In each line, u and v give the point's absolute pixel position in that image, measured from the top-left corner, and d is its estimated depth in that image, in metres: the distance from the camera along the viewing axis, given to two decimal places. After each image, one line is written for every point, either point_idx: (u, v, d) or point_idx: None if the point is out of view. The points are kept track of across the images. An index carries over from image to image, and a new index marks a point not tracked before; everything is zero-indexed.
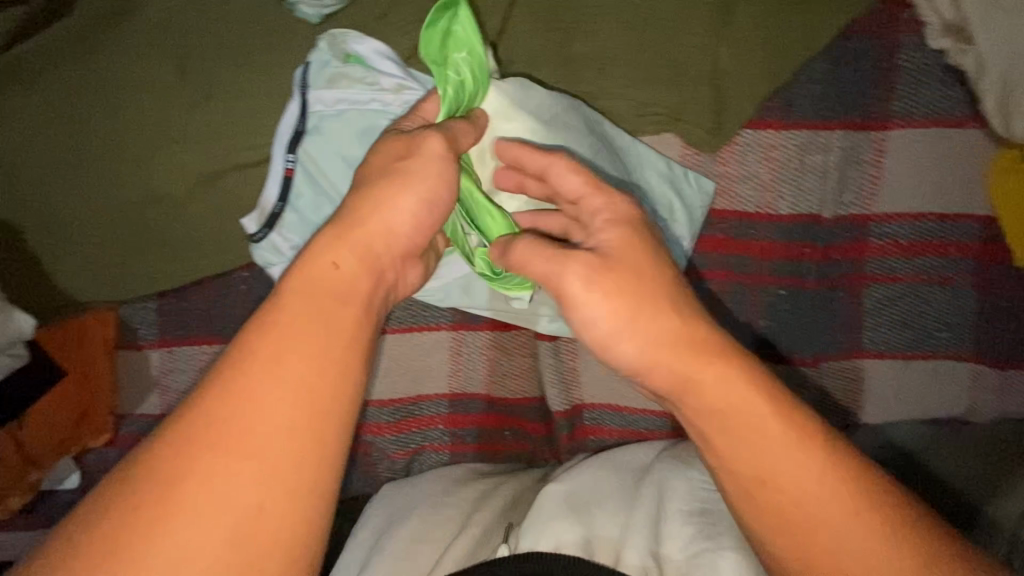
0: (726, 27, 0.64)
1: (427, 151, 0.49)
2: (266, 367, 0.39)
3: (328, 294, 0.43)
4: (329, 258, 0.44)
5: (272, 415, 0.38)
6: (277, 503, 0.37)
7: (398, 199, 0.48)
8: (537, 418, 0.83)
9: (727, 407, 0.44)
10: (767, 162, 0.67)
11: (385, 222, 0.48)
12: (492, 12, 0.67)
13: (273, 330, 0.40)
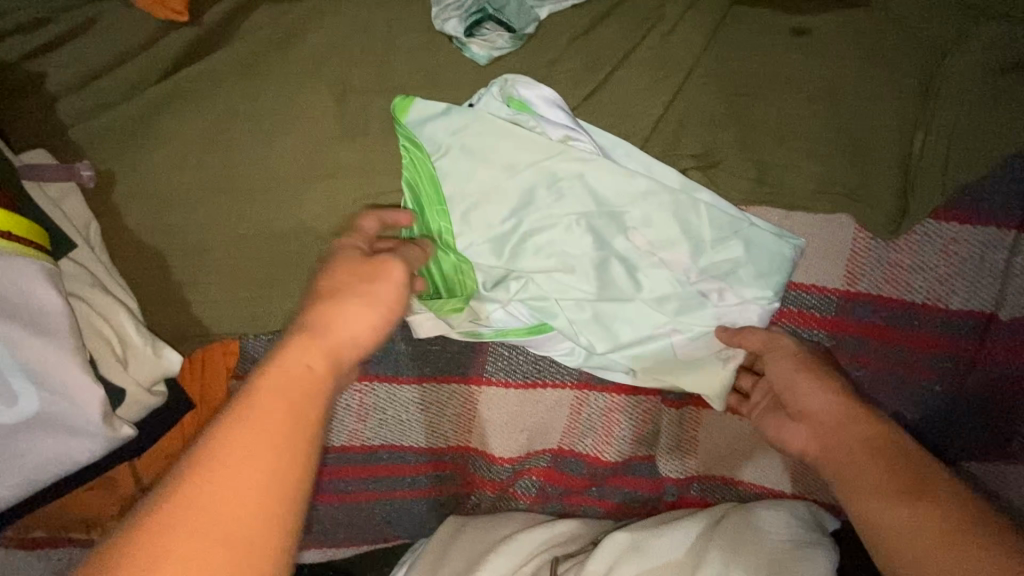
0: (922, 113, 0.61)
1: (390, 277, 0.48)
2: (248, 444, 0.35)
3: (303, 386, 0.39)
4: (303, 359, 0.40)
5: (224, 524, 0.33)
6: None
7: (357, 311, 0.45)
8: (646, 479, 0.77)
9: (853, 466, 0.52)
10: (945, 255, 0.63)
11: (351, 332, 0.44)
12: (673, 73, 0.64)
13: (249, 408, 0.37)
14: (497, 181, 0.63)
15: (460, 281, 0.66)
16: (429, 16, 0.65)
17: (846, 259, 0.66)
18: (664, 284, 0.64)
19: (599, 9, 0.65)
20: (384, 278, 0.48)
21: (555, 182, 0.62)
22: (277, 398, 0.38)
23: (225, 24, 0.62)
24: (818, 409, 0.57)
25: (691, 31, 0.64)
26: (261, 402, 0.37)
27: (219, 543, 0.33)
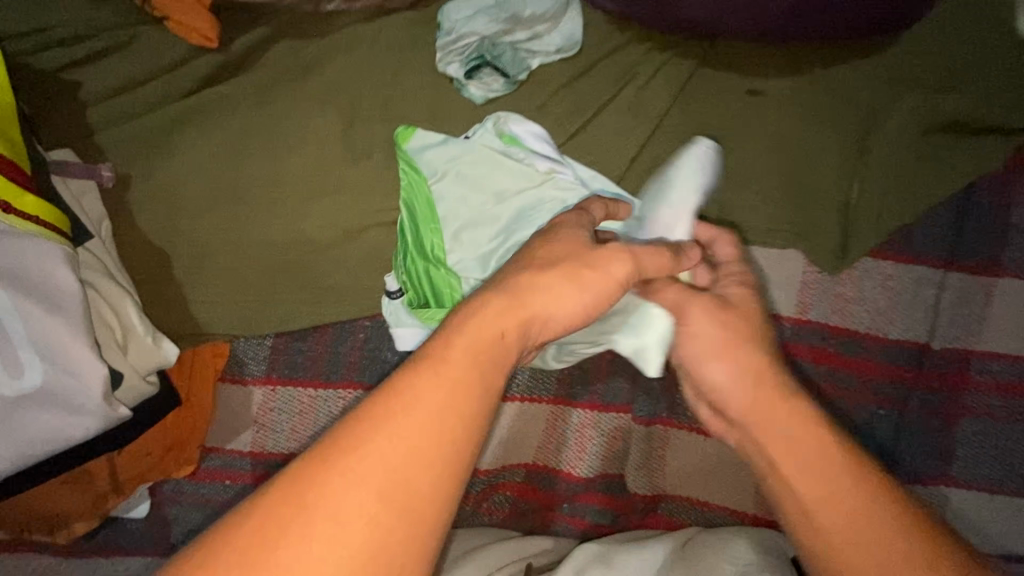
0: (861, 164, 0.70)
1: (610, 270, 0.41)
2: (428, 400, 0.31)
3: (492, 347, 0.34)
4: (497, 322, 0.35)
5: (397, 481, 0.30)
6: (412, 551, 0.29)
7: (565, 289, 0.39)
8: (613, 497, 0.80)
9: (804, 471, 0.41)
10: (883, 289, 0.71)
11: (550, 305, 0.38)
12: (645, 121, 0.73)
13: (441, 361, 0.33)
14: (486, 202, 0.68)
15: (446, 294, 0.67)
16: (433, 59, 0.72)
17: (798, 290, 0.73)
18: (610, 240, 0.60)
19: (584, 63, 0.74)
20: (604, 268, 0.41)
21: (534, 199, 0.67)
22: (469, 359, 0.33)
23: (249, 54, 0.69)
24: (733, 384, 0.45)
25: (661, 87, 0.73)
26: (449, 360, 0.33)
27: (385, 501, 0.29)
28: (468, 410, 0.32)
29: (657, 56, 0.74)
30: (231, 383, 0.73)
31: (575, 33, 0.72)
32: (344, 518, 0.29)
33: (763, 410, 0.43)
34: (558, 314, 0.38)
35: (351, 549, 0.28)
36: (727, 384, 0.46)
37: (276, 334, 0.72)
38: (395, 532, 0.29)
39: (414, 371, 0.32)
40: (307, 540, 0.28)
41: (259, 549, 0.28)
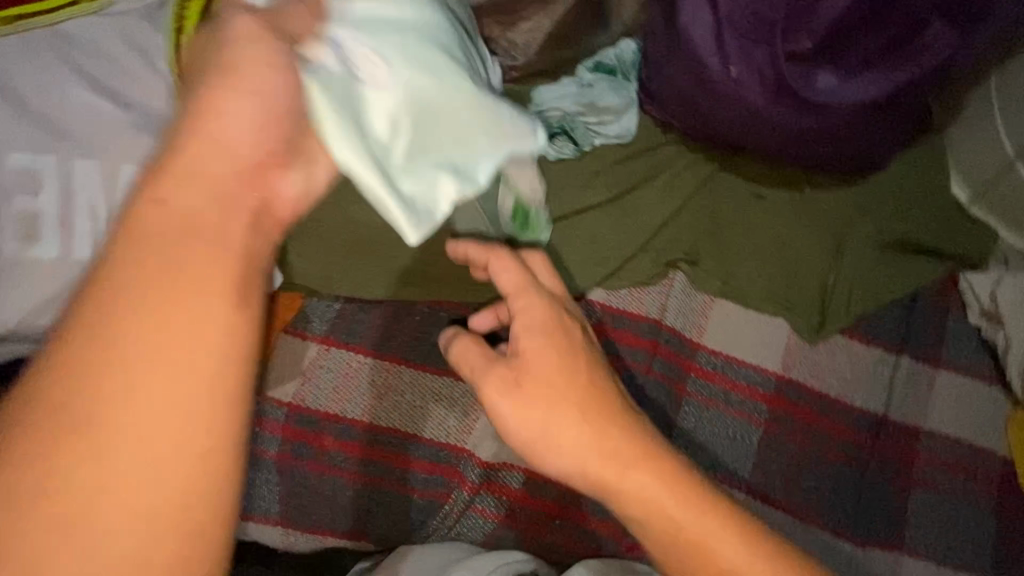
0: (838, 261, 0.89)
1: (241, 55, 0.40)
2: (135, 307, 0.34)
3: (190, 237, 0.36)
4: (157, 194, 0.36)
5: (141, 385, 0.33)
6: (186, 424, 0.34)
7: (217, 131, 0.38)
8: (603, 516, 0.86)
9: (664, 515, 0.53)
10: (851, 363, 0.88)
11: (217, 134, 0.38)
12: (677, 197, 0.93)
13: (136, 261, 0.35)
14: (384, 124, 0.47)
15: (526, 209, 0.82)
16: None
17: (783, 352, 0.88)
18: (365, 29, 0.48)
19: (636, 147, 0.95)
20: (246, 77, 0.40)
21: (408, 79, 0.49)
22: (154, 252, 0.35)
23: None
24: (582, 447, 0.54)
25: (691, 176, 0.94)
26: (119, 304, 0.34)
27: (136, 401, 0.33)
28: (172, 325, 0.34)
29: (690, 154, 0.94)
30: (293, 336, 0.82)
31: (632, 127, 0.94)
32: (102, 433, 0.32)
33: (613, 480, 0.54)
34: (234, 145, 0.38)
35: (145, 462, 0.33)
36: (562, 461, 0.54)
37: (347, 300, 0.84)
38: (162, 436, 0.33)
39: (92, 335, 0.33)
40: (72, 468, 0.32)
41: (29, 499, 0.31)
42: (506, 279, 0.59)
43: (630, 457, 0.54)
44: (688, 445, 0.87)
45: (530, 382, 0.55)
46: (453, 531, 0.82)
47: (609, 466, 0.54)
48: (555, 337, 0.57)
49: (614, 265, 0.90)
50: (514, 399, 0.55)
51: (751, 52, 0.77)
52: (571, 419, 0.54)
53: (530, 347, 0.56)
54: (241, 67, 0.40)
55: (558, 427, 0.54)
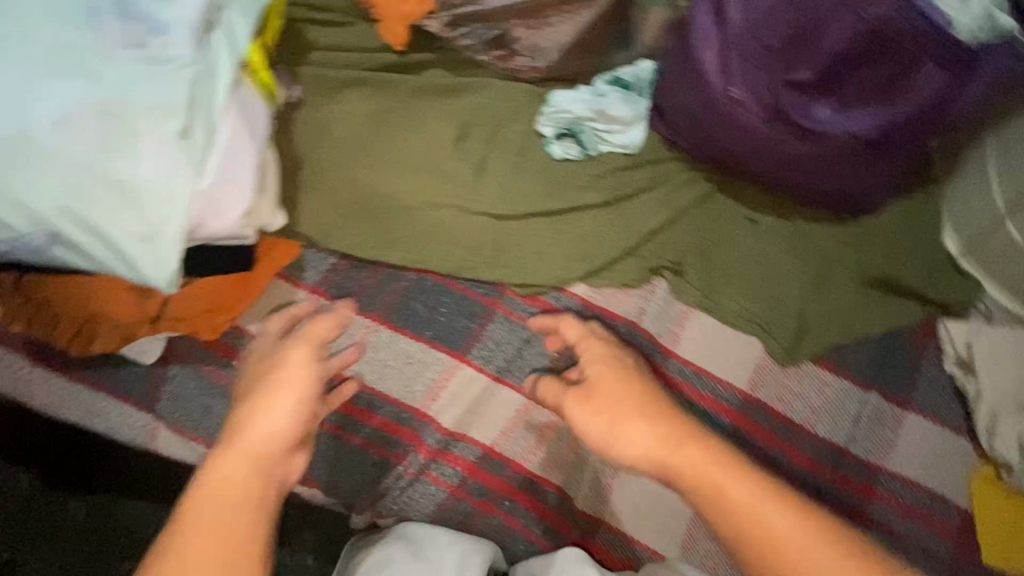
0: (818, 293, 0.91)
1: (291, 357, 0.72)
2: (196, 534, 0.54)
3: (241, 503, 0.57)
4: (224, 471, 0.59)
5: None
6: None
7: (273, 414, 0.65)
8: (553, 504, 0.87)
9: (758, 509, 0.57)
10: (819, 393, 0.88)
11: (265, 432, 0.63)
12: (671, 210, 0.96)
13: (204, 508, 0.56)
14: (84, 202, 0.61)
15: None
16: (535, 119, 0.98)
17: (753, 371, 0.90)
18: (63, 131, 0.60)
19: (640, 158, 0.99)
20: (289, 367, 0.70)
21: (97, 162, 0.60)
22: (226, 499, 0.57)
23: (415, 66, 0.95)
24: (640, 435, 0.66)
25: (689, 192, 0.97)
26: (196, 500, 0.56)
27: None
28: (197, 539, 0.53)
29: (690, 172, 0.98)
30: (285, 281, 0.87)
31: (637, 139, 0.98)
32: None
33: (670, 455, 0.63)
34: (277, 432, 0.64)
35: None
36: (628, 449, 0.67)
37: (341, 257, 0.89)
38: None
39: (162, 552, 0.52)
40: None
41: None
42: (571, 333, 0.85)
43: (679, 436, 0.64)
44: None
45: (599, 395, 0.74)
46: (405, 494, 0.85)
47: (664, 446, 0.64)
48: (616, 358, 0.79)
49: (599, 264, 0.93)
50: (581, 406, 0.74)
51: (754, 76, 0.81)
52: (638, 412, 0.68)
53: (595, 372, 0.77)
54: (281, 371, 0.70)
55: (626, 423, 0.68)
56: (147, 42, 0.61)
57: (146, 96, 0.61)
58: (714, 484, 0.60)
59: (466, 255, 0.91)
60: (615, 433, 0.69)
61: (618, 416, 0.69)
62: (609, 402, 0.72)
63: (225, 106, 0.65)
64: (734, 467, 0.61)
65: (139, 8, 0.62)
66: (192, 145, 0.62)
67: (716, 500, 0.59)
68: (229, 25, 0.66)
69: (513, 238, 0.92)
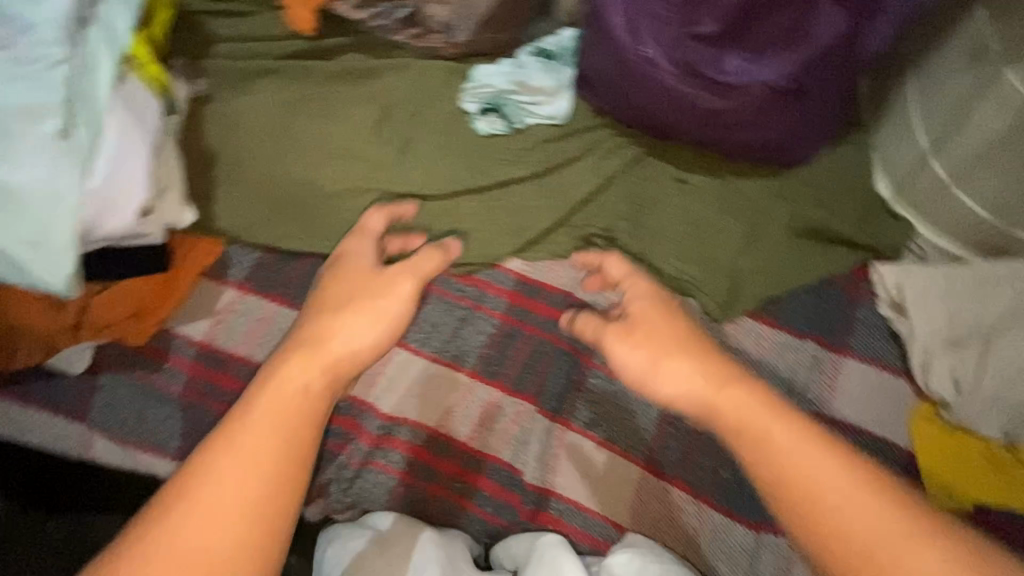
0: (750, 249, 0.91)
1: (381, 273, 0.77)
2: (258, 429, 0.58)
3: (298, 414, 0.60)
4: (298, 376, 0.63)
5: (250, 461, 0.56)
6: (240, 504, 0.54)
7: (356, 328, 0.70)
8: (501, 482, 0.85)
9: (796, 464, 0.55)
10: (757, 347, 0.89)
11: (346, 346, 0.68)
12: (600, 178, 0.96)
13: (274, 404, 0.60)
14: None
15: None
16: (458, 96, 0.96)
17: None
18: None
19: (567, 128, 0.98)
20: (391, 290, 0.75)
21: None
22: (284, 407, 0.60)
23: (327, 51, 0.93)
24: (684, 382, 0.64)
25: (618, 158, 0.96)
26: (263, 407, 0.60)
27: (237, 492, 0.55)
28: (257, 431, 0.58)
29: (618, 138, 0.97)
30: (212, 280, 0.86)
31: (563, 109, 0.96)
32: (223, 493, 0.55)
33: (712, 396, 0.62)
34: (355, 343, 0.69)
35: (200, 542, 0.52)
36: (672, 387, 0.65)
37: (267, 251, 0.88)
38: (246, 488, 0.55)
39: (228, 435, 0.58)
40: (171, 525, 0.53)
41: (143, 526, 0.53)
42: (615, 268, 0.82)
43: (723, 376, 0.62)
44: (590, 416, 0.88)
45: (642, 329, 0.70)
46: (352, 485, 0.84)
47: (710, 386, 0.62)
48: (657, 301, 0.73)
49: (530, 237, 0.93)
50: (624, 343, 0.70)
51: (661, 32, 0.81)
52: (686, 360, 0.65)
53: (638, 309, 0.72)
54: (367, 285, 0.75)
55: (665, 360, 0.66)
56: (17, 45, 0.61)
57: (20, 100, 0.61)
58: (758, 431, 0.58)
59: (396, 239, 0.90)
60: (656, 369, 0.66)
61: (667, 352, 0.66)
62: (658, 340, 0.67)
63: (109, 103, 0.64)
64: (774, 412, 0.59)
65: (5, 10, 0.61)
66: (73, 145, 0.62)
67: (759, 443, 0.58)
68: (109, 20, 0.65)
69: (443, 219, 0.92)
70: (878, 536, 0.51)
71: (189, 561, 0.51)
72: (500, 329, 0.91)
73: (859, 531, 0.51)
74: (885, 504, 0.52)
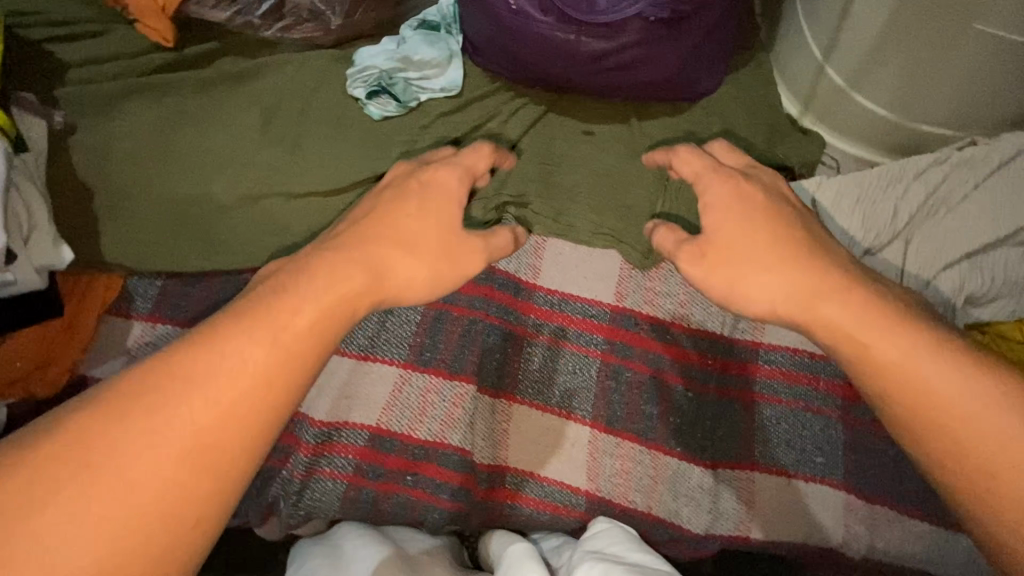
0: (664, 189, 0.90)
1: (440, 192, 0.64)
2: (290, 312, 0.47)
3: (340, 311, 0.51)
4: (344, 284, 0.52)
5: (286, 346, 0.46)
6: (251, 400, 0.44)
7: (410, 268, 0.58)
8: (455, 466, 0.83)
9: (920, 380, 0.48)
10: (685, 287, 0.89)
11: (399, 283, 0.57)
12: (503, 142, 0.93)
13: (314, 290, 0.50)
14: None
15: None
16: (345, 83, 0.93)
17: (616, 283, 0.90)
18: None
19: (463, 99, 0.95)
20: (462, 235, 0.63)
21: None
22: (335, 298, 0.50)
23: (198, 59, 0.89)
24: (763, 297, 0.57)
25: (519, 120, 0.94)
26: (309, 305, 0.49)
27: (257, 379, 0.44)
28: (286, 318, 0.47)
29: (515, 101, 0.95)
30: (117, 316, 0.83)
31: (457, 79, 0.94)
32: (235, 376, 0.44)
33: (802, 309, 0.55)
34: (414, 281, 0.58)
35: (196, 424, 0.42)
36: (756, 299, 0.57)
37: (168, 277, 0.84)
38: (271, 382, 0.45)
39: (261, 307, 0.47)
40: (178, 394, 0.42)
41: (142, 393, 0.42)
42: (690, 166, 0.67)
43: (817, 291, 0.54)
44: (532, 385, 0.87)
45: (717, 250, 0.61)
46: (301, 498, 0.80)
47: (797, 308, 0.55)
48: (743, 206, 0.62)
49: None
50: (702, 270, 0.61)
51: None
52: (781, 261, 0.57)
53: (718, 220, 0.61)
54: (414, 206, 0.61)
55: (751, 279, 0.58)
56: None
57: None
58: (857, 343, 0.51)
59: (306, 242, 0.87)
60: (733, 287, 0.59)
61: (752, 263, 0.58)
62: (744, 257, 0.59)
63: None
64: (888, 323, 0.51)
65: None
66: None
67: (857, 357, 0.51)
68: None
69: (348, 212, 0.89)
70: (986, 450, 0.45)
71: (190, 437, 0.41)
72: (426, 314, 0.88)
73: (988, 444, 0.45)
74: (1014, 420, 0.45)
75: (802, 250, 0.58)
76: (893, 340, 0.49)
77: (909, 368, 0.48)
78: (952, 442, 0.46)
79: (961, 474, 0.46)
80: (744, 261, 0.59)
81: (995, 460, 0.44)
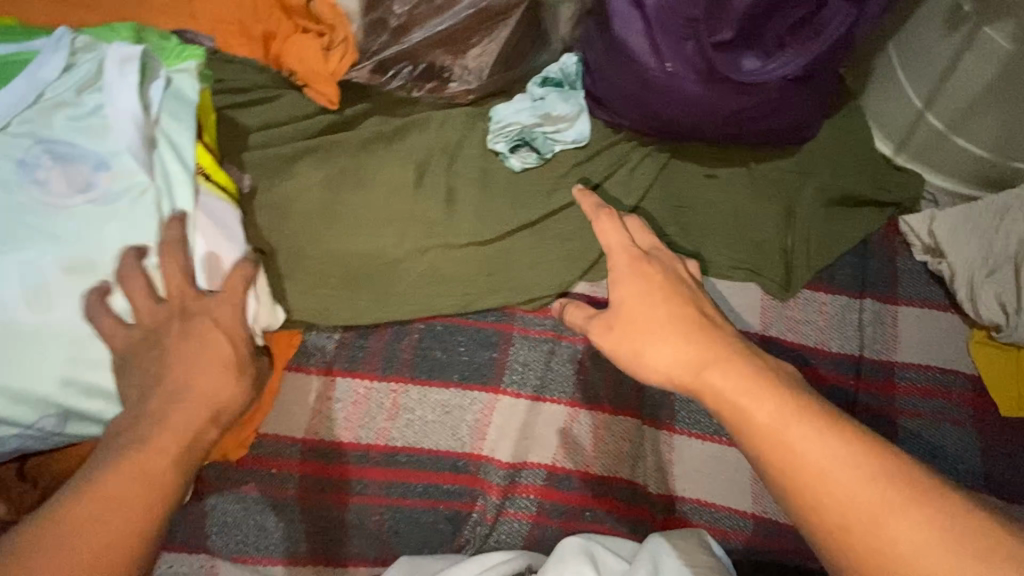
0: (791, 224, 0.98)
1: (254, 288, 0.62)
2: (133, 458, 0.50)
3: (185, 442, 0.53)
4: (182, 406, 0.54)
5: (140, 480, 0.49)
6: (102, 539, 0.47)
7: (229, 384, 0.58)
8: (630, 499, 0.87)
9: (799, 448, 0.47)
10: (821, 312, 0.96)
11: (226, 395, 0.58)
12: (636, 187, 0.99)
13: (156, 428, 0.53)
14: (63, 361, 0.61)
15: None
16: (484, 137, 0.97)
17: (759, 313, 0.96)
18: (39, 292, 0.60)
19: (594, 148, 1.00)
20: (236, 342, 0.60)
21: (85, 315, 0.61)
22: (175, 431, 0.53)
23: (354, 119, 0.93)
24: (660, 363, 0.56)
25: (648, 166, 1.00)
26: (161, 434, 0.52)
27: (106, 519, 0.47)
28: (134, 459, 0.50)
29: (642, 147, 1.01)
30: (297, 371, 0.86)
31: (585, 132, 0.98)
32: (96, 518, 0.47)
33: (684, 378, 0.54)
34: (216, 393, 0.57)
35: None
36: (661, 355, 0.56)
37: (345, 329, 0.88)
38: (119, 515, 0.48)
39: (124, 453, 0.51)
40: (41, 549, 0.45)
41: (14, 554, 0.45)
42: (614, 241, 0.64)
43: (701, 359, 0.53)
44: (689, 416, 0.91)
45: (624, 319, 0.60)
46: (490, 539, 0.84)
47: (687, 369, 0.54)
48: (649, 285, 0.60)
49: (594, 257, 0.95)
50: (611, 341, 0.60)
51: (682, 47, 0.85)
52: (667, 333, 0.56)
53: (627, 293, 0.60)
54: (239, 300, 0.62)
55: (653, 344, 0.57)
56: (96, 183, 0.63)
57: (115, 239, 0.62)
58: (734, 408, 0.50)
59: (463, 289, 0.90)
60: (637, 354, 0.57)
61: (644, 332, 0.58)
62: (643, 327, 0.58)
63: (189, 217, 0.65)
64: (757, 386, 0.50)
65: (81, 152, 0.64)
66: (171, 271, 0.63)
67: (739, 424, 0.50)
68: (171, 142, 0.66)
69: (501, 259, 0.92)
70: (855, 502, 0.44)
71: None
72: (586, 352, 0.92)
73: (856, 504, 0.44)
74: (896, 492, 0.44)
75: (695, 321, 0.57)
76: (765, 396, 0.49)
77: (789, 427, 0.47)
78: (831, 512, 0.45)
79: (821, 531, 0.45)
80: (668, 332, 0.56)
81: (851, 510, 0.44)
